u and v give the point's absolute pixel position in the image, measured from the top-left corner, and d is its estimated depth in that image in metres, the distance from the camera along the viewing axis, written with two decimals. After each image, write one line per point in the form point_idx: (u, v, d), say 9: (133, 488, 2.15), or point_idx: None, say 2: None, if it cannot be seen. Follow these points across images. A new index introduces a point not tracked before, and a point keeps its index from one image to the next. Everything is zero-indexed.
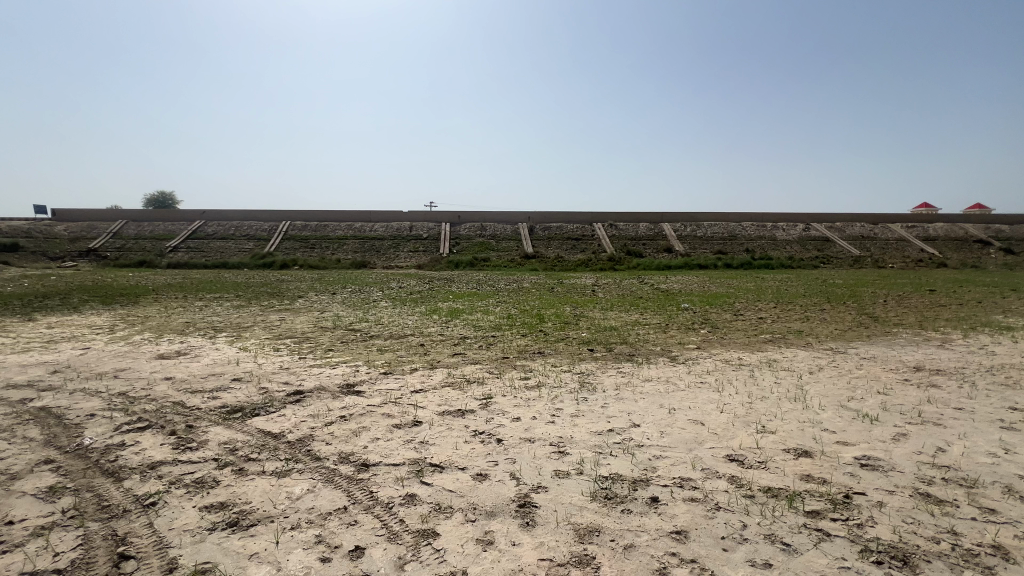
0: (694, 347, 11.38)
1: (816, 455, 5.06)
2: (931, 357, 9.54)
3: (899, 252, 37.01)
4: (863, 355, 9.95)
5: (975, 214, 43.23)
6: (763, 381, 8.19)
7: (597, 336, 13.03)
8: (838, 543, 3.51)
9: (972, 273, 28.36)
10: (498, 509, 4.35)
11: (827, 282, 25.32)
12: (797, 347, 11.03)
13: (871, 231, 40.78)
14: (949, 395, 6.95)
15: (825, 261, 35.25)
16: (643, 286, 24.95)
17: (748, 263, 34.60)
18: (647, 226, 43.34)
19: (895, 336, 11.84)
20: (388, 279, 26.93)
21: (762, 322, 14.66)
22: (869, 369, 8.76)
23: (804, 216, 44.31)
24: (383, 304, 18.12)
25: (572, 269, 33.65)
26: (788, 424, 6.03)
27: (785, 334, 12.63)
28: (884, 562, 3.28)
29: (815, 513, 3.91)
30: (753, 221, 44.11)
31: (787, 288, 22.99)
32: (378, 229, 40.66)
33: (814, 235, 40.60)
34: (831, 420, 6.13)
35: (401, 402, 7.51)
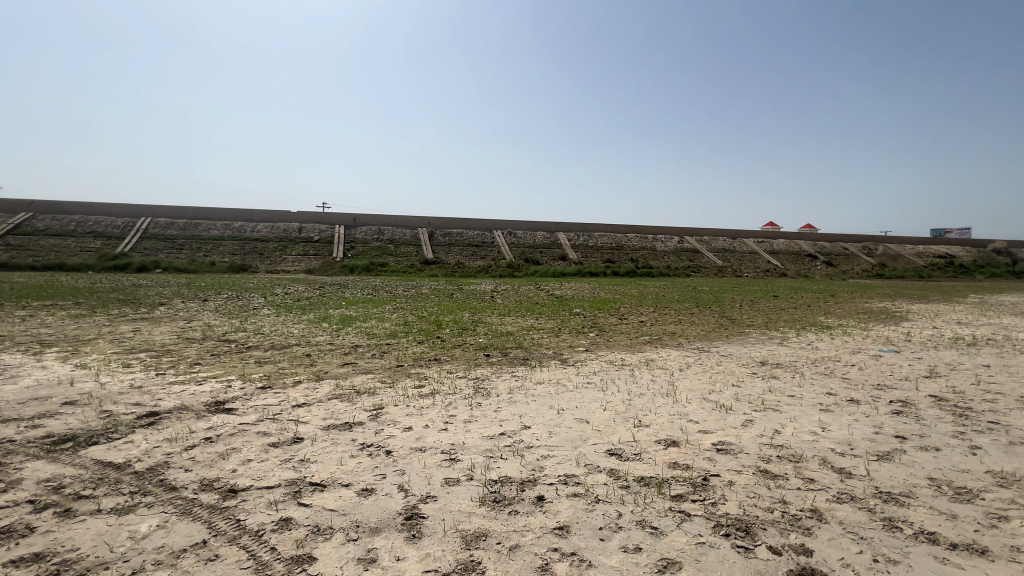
0: (583, 350, 12.06)
1: (681, 444, 5.64)
2: (772, 353, 11.20)
3: (752, 262, 43.00)
4: (722, 353, 11.35)
5: (806, 233, 51.87)
6: (642, 380, 8.92)
7: (494, 341, 13.20)
8: (696, 521, 3.92)
9: (804, 282, 33.91)
10: (383, 524, 4.17)
11: (697, 288, 28.54)
12: (671, 347, 12.24)
13: (731, 245, 46.90)
14: (785, 385, 8.22)
15: (695, 270, 39.68)
16: (540, 292, 25.92)
17: (633, 271, 37.69)
18: (544, 234, 45.17)
19: (748, 335, 13.69)
20: (271, 284, 24.66)
21: (642, 325, 16.03)
22: (727, 365, 10.00)
23: (679, 230, 49.54)
24: (264, 312, 16.54)
25: (472, 275, 33.80)
26: (660, 417, 6.65)
27: (661, 336, 13.96)
28: (732, 533, 3.73)
29: (678, 497, 4.33)
30: (637, 232, 48.21)
31: (665, 294, 25.45)
32: (261, 230, 37.13)
33: (686, 247, 45.53)
34: (695, 411, 6.88)
35: (280, 418, 6.89)
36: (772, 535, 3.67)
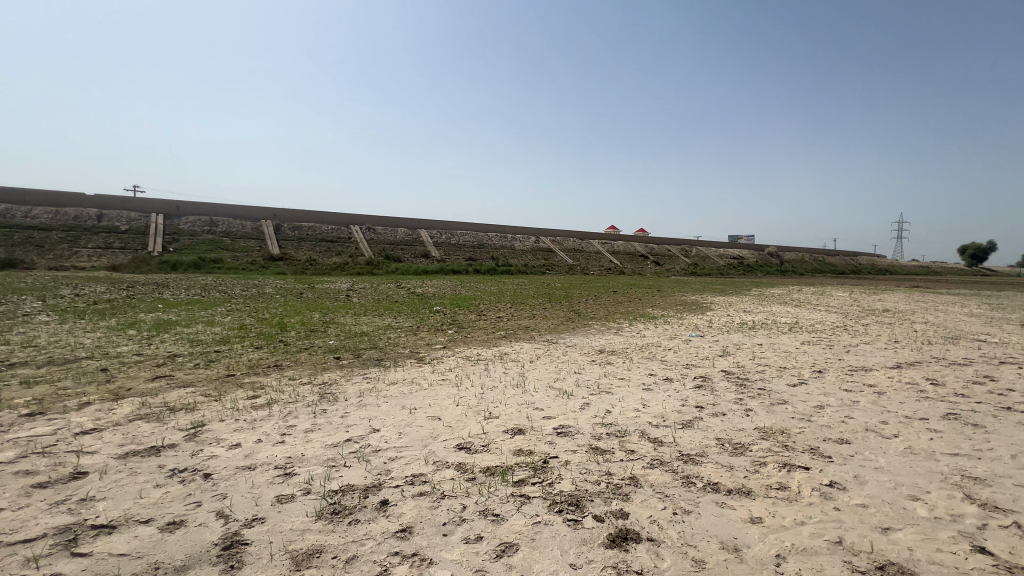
0: (441, 347, 12.04)
1: (526, 431, 5.96)
2: (609, 341, 12.56)
3: (597, 261, 47.73)
4: (568, 344, 12.36)
5: (640, 236, 59.44)
6: (495, 373, 9.22)
7: (346, 343, 12.41)
8: (534, 503, 4.17)
9: (638, 279, 38.82)
10: (193, 560, 3.58)
11: (551, 285, 30.69)
12: (524, 340, 12.92)
13: (580, 245, 51.44)
14: (617, 370, 9.27)
15: (550, 268, 42.62)
16: (400, 290, 25.19)
17: (494, 269, 38.94)
18: (406, 231, 44.05)
19: (591, 327, 15.11)
20: (53, 283, 19.60)
21: (499, 320, 16.63)
22: (572, 355, 10.90)
23: (535, 230, 52.68)
24: (39, 318, 13.06)
25: (326, 272, 31.35)
26: (509, 408, 6.94)
27: (516, 330, 14.66)
28: (564, 509, 4.04)
29: (520, 482, 4.56)
30: (497, 231, 49.89)
31: (521, 290, 26.85)
32: (38, 216, 29.31)
33: (542, 247, 48.59)
34: (541, 399, 7.35)
35: (53, 451, 5.47)
36: (597, 505, 4.07)
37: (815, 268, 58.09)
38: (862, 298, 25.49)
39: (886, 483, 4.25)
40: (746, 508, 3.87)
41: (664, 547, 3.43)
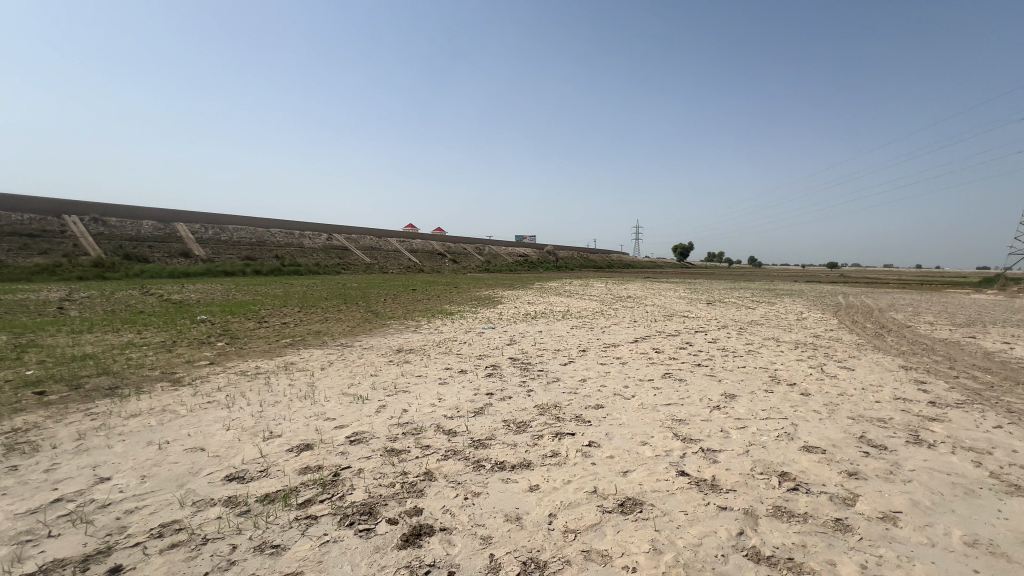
0: (206, 363, 10.10)
1: (315, 446, 5.46)
2: (407, 340, 12.52)
3: (396, 259, 47.02)
4: (364, 346, 11.84)
5: (437, 235, 60.89)
6: (279, 386, 8.20)
7: (56, 371, 9.30)
8: (322, 521, 3.84)
9: (437, 277, 39.70)
10: None
11: (346, 285, 28.91)
12: (314, 347, 11.84)
13: (377, 243, 49.82)
14: (415, 367, 9.30)
15: (345, 267, 40.09)
16: (145, 297, 20.16)
17: (278, 269, 34.59)
18: (154, 224, 35.47)
19: (389, 327, 14.79)
20: None
21: (285, 326, 14.87)
22: (368, 357, 10.47)
23: (327, 226, 48.85)
24: None
25: (19, 278, 22.87)
26: (294, 423, 6.25)
27: (305, 336, 13.33)
28: (356, 520, 3.84)
29: (305, 502, 4.15)
30: (281, 227, 44.48)
31: (312, 292, 24.54)
32: None
33: (336, 244, 45.34)
34: (332, 408, 6.84)
35: None
36: (391, 509, 3.99)
37: (582, 263, 69.07)
38: (613, 288, 31.37)
39: (626, 435, 5.31)
40: (526, 479, 4.33)
41: (455, 534, 3.57)
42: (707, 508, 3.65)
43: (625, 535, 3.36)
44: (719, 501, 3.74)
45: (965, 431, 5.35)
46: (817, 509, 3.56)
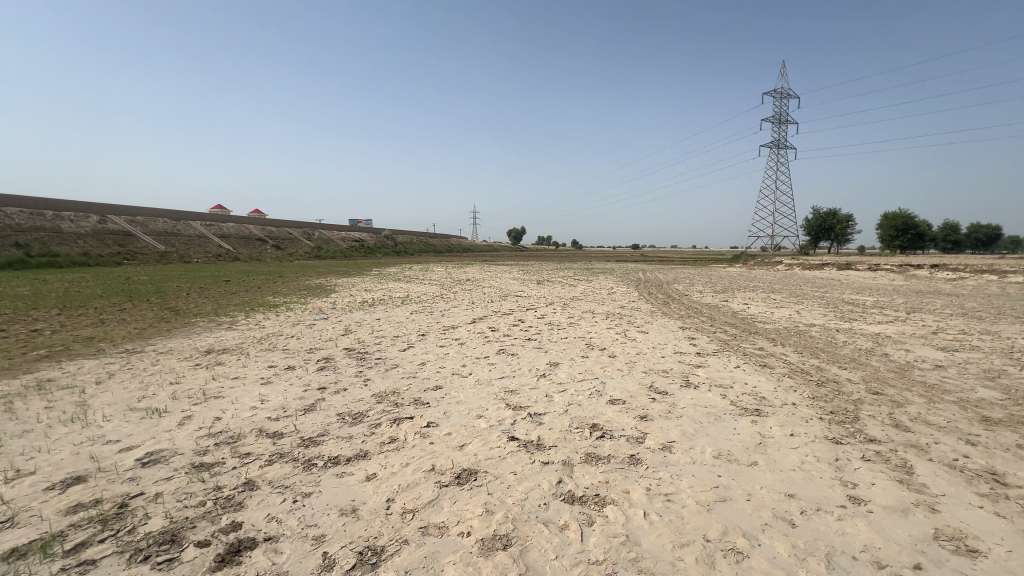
0: None
1: (90, 476, 4.42)
2: (220, 339, 10.85)
3: (201, 246, 39.91)
4: (160, 350, 9.89)
5: (255, 219, 53.51)
6: (29, 412, 6.34)
7: None
8: (105, 564, 3.16)
9: (257, 265, 35.01)
10: None
11: (131, 278, 23.55)
12: (84, 357, 9.42)
13: (174, 227, 41.53)
14: (230, 369, 8.14)
15: (128, 257, 32.50)
16: None
17: (21, 262, 26.30)
18: None
19: (193, 325, 12.58)
20: None
21: (36, 335, 11.47)
22: (166, 363, 8.77)
23: (97, 206, 38.79)
24: None
25: None
26: (56, 454, 4.94)
27: (71, 344, 10.52)
28: (153, 553, 3.26)
29: (77, 547, 3.36)
30: (20, 207, 33.73)
31: (78, 289, 19.33)
32: None
33: (112, 228, 36.34)
34: (115, 429, 5.59)
35: None
36: (200, 531, 3.49)
37: (422, 249, 68.32)
38: (453, 272, 31.75)
39: (463, 411, 5.55)
40: (362, 470, 4.21)
41: (282, 541, 3.31)
42: (533, 466, 4.06)
43: (461, 504, 3.54)
44: (543, 457, 4.20)
45: (718, 372, 6.97)
46: (617, 450, 4.26)
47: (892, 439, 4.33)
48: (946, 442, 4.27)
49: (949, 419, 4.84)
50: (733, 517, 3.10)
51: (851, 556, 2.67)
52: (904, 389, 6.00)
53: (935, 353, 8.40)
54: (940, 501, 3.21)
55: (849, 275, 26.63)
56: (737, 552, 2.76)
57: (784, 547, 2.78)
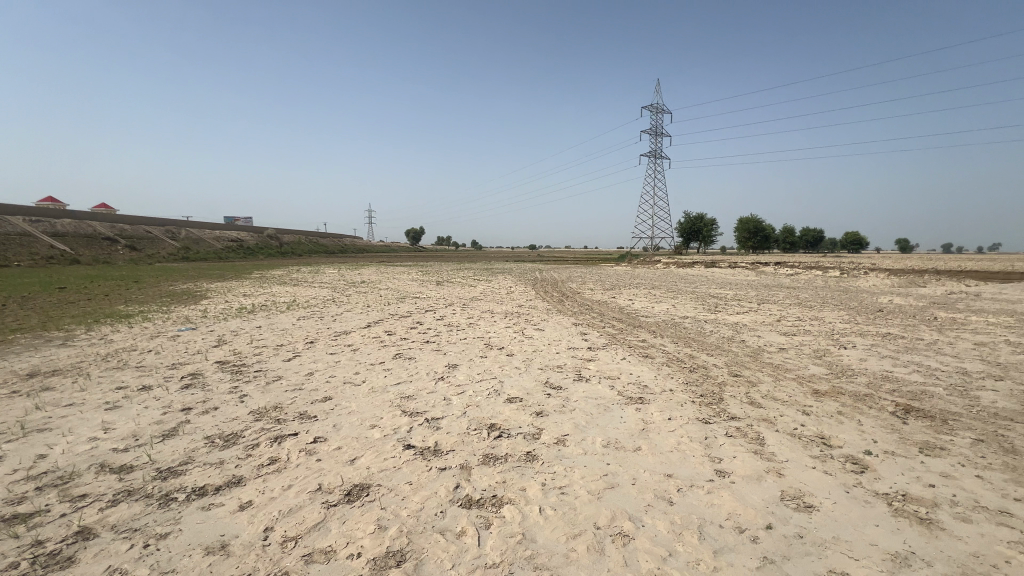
0: None
1: None
2: (48, 359, 8.95)
3: (24, 246, 32.86)
4: None
5: (100, 214, 45.45)
6: None
7: None
8: None
9: (104, 269, 29.73)
10: None
11: None
12: None
13: None
14: (62, 395, 6.73)
15: None
16: None
17: None
18: None
19: (11, 344, 10.24)
20: None
21: None
22: None
23: None
24: None
25: None
26: None
27: None
28: None
29: None
30: None
31: None
32: None
33: None
34: None
35: None
36: None
37: (311, 249, 63.64)
38: (346, 273, 30.04)
39: (355, 422, 5.22)
40: (235, 499, 3.73)
41: None
42: (429, 473, 3.94)
43: (351, 524, 3.30)
44: (439, 463, 4.09)
45: (606, 364, 7.43)
46: (514, 448, 4.31)
47: (749, 415, 4.96)
48: (787, 413, 5.00)
49: (789, 393, 5.70)
50: (621, 502, 3.29)
51: (718, 525, 2.97)
52: (756, 370, 6.94)
53: (779, 338, 9.87)
54: (784, 465, 3.73)
55: (715, 272, 30.26)
56: (624, 536, 2.93)
57: (664, 525, 3.01)
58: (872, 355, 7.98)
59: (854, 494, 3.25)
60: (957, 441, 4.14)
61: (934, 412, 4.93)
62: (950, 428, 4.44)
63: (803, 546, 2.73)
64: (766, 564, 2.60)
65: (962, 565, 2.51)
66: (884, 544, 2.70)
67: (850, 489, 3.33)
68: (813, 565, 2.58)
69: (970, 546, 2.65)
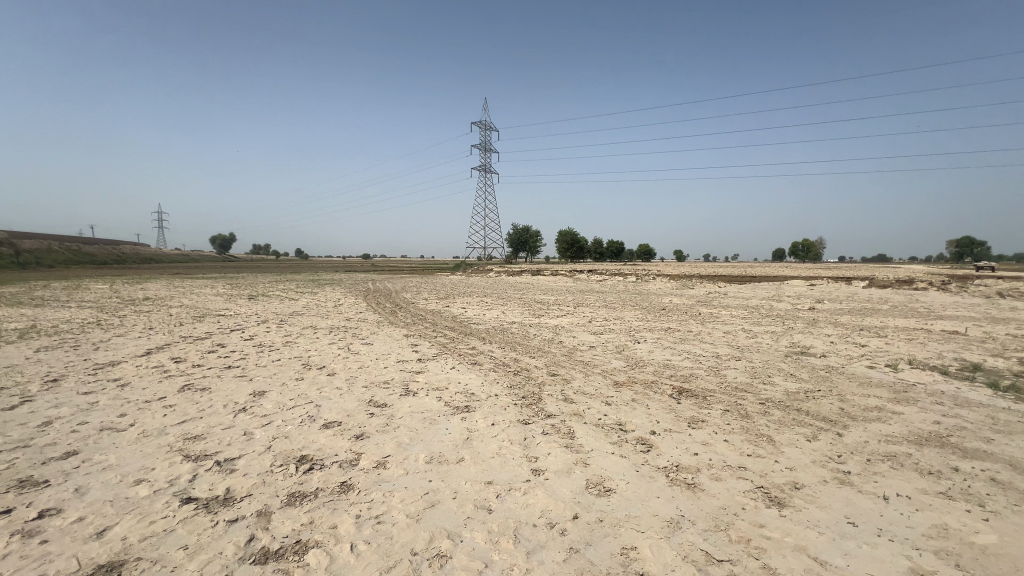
0: None
1: None
2: None
3: None
4: None
5: None
6: None
7: None
8: None
9: None
10: None
11: None
12: None
13: None
14: None
15: None
16: None
17: None
18: None
19: None
20: None
21: None
22: None
23: None
24: None
25: None
26: None
27: None
28: None
29: None
30: None
31: None
32: None
33: None
34: None
35: None
36: None
37: (66, 258, 49.59)
38: (120, 289, 24.09)
39: (111, 481, 4.06)
40: None
41: None
42: (215, 529, 3.25)
43: None
44: (229, 515, 3.41)
45: (435, 375, 7.31)
46: (327, 481, 3.86)
47: (562, 411, 5.38)
48: (594, 405, 5.57)
49: (596, 387, 6.38)
50: (441, 520, 3.18)
51: (532, 524, 3.08)
52: (570, 369, 7.62)
53: (590, 337, 11.10)
54: (589, 455, 4.10)
55: (539, 279, 32.92)
56: (441, 557, 2.81)
57: (482, 536, 2.99)
58: (658, 347, 9.53)
59: (642, 472, 3.73)
60: (712, 413, 5.13)
61: (698, 391, 6.07)
62: (708, 403, 5.49)
63: (602, 529, 2.99)
64: (571, 555, 2.77)
65: (714, 518, 3.04)
66: (662, 513, 3.13)
67: (639, 468, 3.81)
68: (610, 545, 2.83)
69: (720, 501, 3.24)
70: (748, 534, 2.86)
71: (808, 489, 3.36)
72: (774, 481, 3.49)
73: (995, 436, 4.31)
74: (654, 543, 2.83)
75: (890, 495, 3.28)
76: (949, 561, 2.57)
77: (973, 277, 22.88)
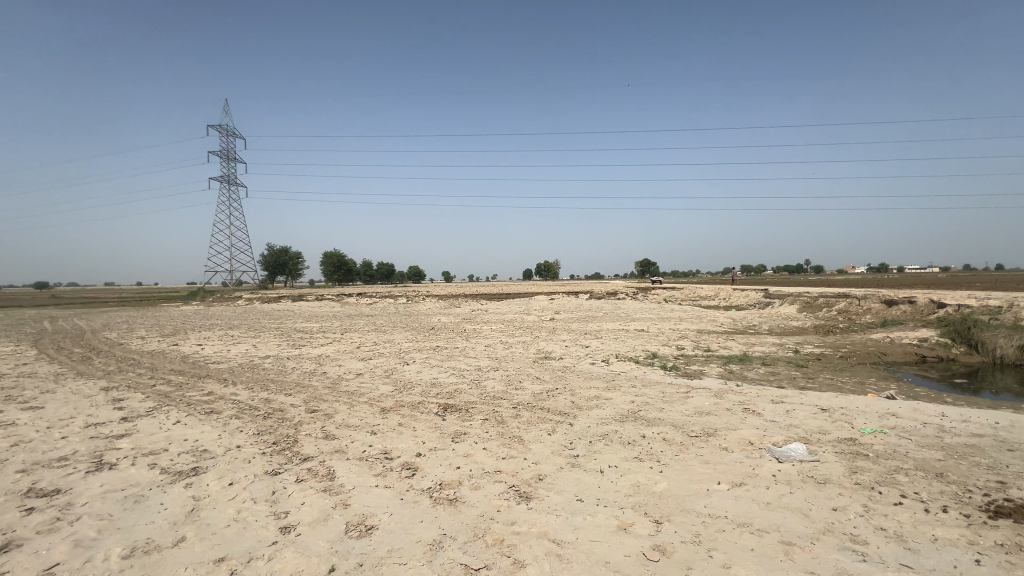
0: None
1: None
2: None
3: None
4: None
5: None
6: None
7: None
8: None
9: None
10: None
11: None
12: None
13: None
14: None
15: None
16: None
17: None
18: None
19: None
20: None
21: None
22: None
23: None
24: None
25: None
26: None
27: None
28: None
29: None
30: None
31: None
32: None
33: None
34: None
35: None
36: None
37: None
38: None
39: None
40: None
41: None
42: None
43: None
44: None
45: (148, 436, 5.68)
46: None
47: (321, 451, 4.86)
48: (357, 438, 5.23)
49: (361, 417, 6.02)
50: None
51: None
52: (332, 402, 6.99)
53: (357, 364, 10.50)
54: (350, 494, 3.79)
55: (301, 305, 29.71)
56: None
57: None
58: (427, 367, 9.68)
59: (406, 499, 3.64)
60: (473, 424, 5.44)
61: (462, 405, 6.37)
62: (470, 415, 5.81)
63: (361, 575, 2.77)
64: None
65: (473, 528, 3.17)
66: (424, 537, 3.10)
67: (404, 495, 3.72)
68: None
69: (479, 509, 3.41)
70: (501, 535, 3.07)
71: (548, 479, 3.86)
72: (523, 478, 3.88)
73: (665, 405, 5.85)
74: (416, 571, 2.76)
75: (604, 468, 4.04)
76: (641, 512, 3.31)
77: (650, 288, 31.19)
